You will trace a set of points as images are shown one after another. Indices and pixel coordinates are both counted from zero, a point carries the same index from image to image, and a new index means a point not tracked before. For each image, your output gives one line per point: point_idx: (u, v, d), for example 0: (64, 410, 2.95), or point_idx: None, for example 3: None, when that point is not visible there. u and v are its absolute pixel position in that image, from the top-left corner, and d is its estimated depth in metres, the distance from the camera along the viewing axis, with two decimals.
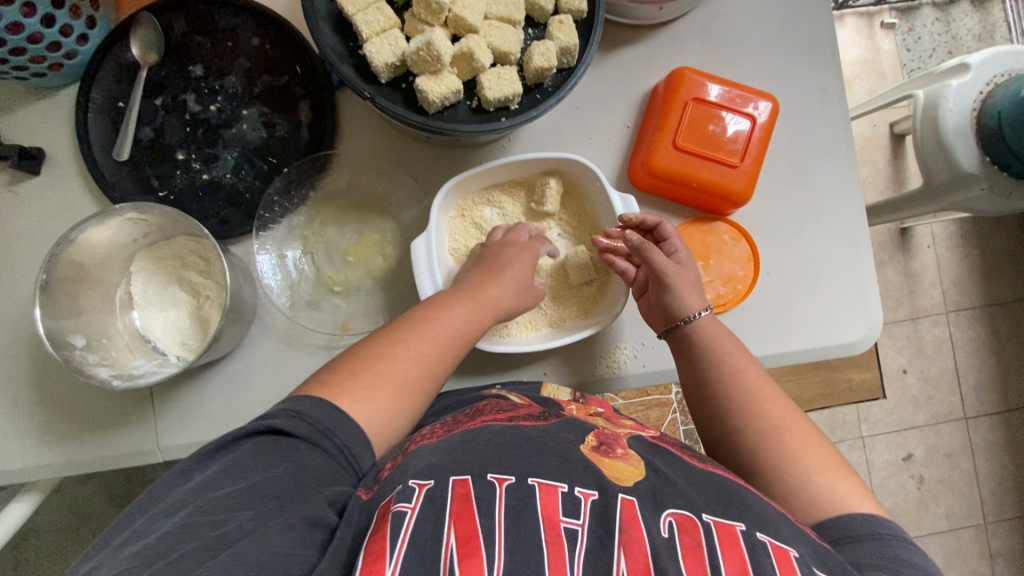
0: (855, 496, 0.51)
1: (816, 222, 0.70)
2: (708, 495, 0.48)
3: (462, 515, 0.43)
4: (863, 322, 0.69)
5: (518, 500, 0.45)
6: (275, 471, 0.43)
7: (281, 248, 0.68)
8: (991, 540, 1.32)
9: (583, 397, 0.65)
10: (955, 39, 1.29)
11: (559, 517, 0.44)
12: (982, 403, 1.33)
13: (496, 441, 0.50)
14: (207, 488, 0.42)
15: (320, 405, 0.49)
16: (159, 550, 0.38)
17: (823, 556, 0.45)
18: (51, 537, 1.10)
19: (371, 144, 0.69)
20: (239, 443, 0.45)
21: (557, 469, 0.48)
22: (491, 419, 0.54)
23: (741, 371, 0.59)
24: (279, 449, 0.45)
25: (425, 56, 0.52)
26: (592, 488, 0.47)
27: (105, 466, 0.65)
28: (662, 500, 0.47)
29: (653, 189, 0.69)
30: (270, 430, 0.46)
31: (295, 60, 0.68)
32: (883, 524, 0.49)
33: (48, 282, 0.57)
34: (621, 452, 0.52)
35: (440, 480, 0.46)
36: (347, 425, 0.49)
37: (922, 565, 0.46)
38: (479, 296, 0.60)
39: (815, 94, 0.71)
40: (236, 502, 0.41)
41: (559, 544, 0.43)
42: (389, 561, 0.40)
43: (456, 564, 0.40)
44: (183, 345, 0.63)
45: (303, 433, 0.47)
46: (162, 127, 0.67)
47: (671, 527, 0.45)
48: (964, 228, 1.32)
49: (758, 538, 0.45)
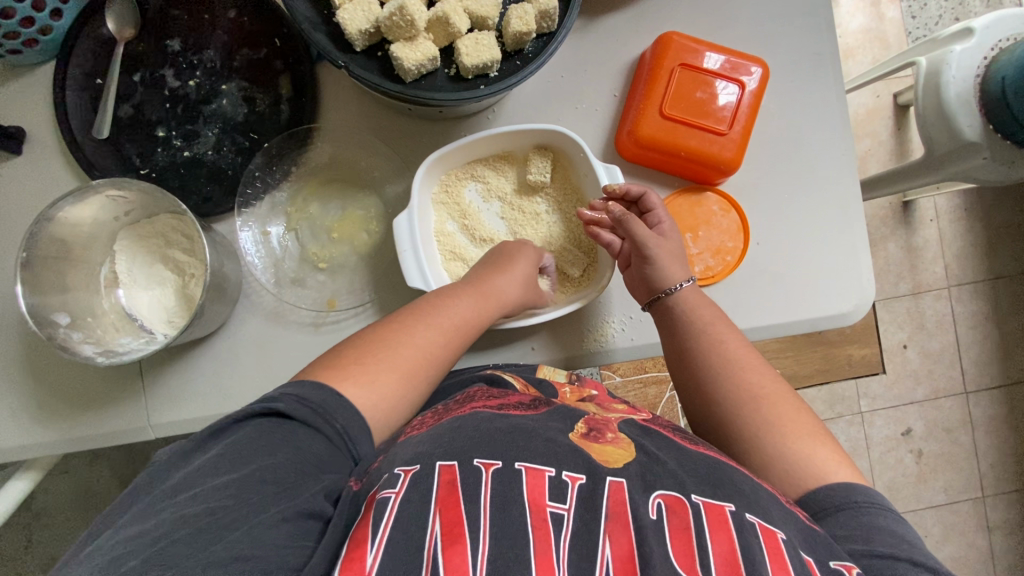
0: (833, 463, 0.51)
1: (805, 190, 0.69)
2: (699, 477, 0.47)
3: (448, 501, 0.43)
4: (855, 292, 0.68)
5: (500, 475, 0.45)
6: (276, 457, 0.42)
7: (264, 225, 0.68)
8: (990, 513, 1.33)
9: (578, 378, 0.64)
10: (962, 5, 1.24)
11: (545, 501, 0.44)
12: (983, 378, 1.32)
13: (485, 427, 0.49)
14: (209, 474, 0.41)
15: (319, 390, 0.49)
16: (162, 530, 0.37)
17: (807, 534, 0.45)
18: (60, 517, 1.13)
19: (354, 118, 0.68)
20: (241, 423, 0.44)
21: (544, 453, 0.47)
22: (480, 406, 0.53)
23: (722, 342, 0.58)
24: (281, 431, 0.44)
25: (399, 21, 0.50)
26: (580, 473, 0.46)
27: (99, 443, 0.66)
28: (651, 482, 0.47)
29: (640, 160, 0.68)
30: (274, 412, 0.45)
31: (273, 32, 0.66)
32: (859, 492, 0.49)
33: (29, 260, 0.57)
34: (611, 436, 0.52)
35: (425, 466, 0.45)
36: (347, 410, 0.49)
37: (899, 533, 0.46)
38: (487, 290, 0.60)
39: (809, 58, 0.68)
40: (230, 492, 0.39)
41: (544, 529, 0.43)
42: (370, 548, 0.40)
43: (440, 552, 0.41)
44: (169, 323, 0.63)
45: (304, 417, 0.46)
46: (142, 103, 0.66)
47: (660, 509, 0.45)
48: (968, 201, 1.30)
49: (747, 518, 0.44)
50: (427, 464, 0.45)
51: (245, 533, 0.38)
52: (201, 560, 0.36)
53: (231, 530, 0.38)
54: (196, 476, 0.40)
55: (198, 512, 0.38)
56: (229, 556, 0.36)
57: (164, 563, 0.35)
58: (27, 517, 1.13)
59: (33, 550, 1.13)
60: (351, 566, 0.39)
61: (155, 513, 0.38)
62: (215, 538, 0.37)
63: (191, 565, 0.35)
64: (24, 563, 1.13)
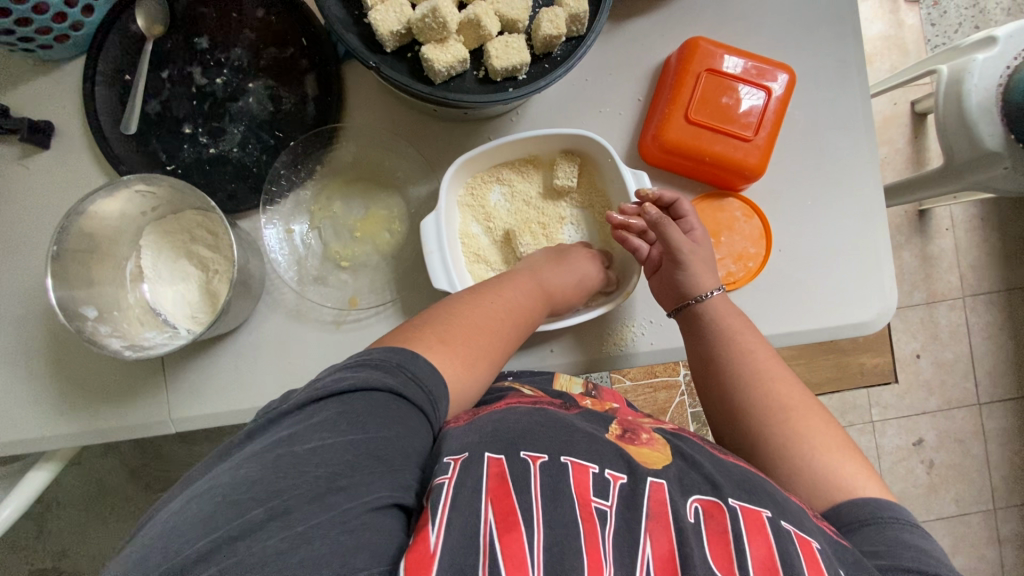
0: (861, 478, 0.51)
1: (827, 198, 0.68)
2: (734, 481, 0.48)
3: (498, 492, 0.43)
4: (877, 301, 0.68)
5: (548, 468, 0.45)
6: (389, 432, 0.41)
7: (288, 222, 0.68)
8: (1000, 526, 1.32)
9: (596, 389, 0.64)
10: (982, 13, 1.23)
11: (590, 496, 0.44)
12: (997, 389, 1.31)
13: (525, 420, 0.49)
14: (326, 433, 0.39)
15: (399, 356, 0.47)
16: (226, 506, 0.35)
17: (838, 546, 0.45)
18: (72, 507, 1.14)
19: (378, 118, 0.68)
20: (356, 389, 0.42)
21: (587, 449, 0.47)
22: (516, 402, 0.54)
23: (750, 353, 0.58)
24: (394, 409, 0.43)
25: (431, 23, 0.51)
26: (621, 472, 0.47)
27: (118, 436, 0.67)
28: (688, 485, 0.47)
29: (663, 164, 0.68)
30: (389, 389, 0.44)
31: (300, 31, 0.67)
32: (885, 508, 0.48)
33: (60, 253, 0.58)
34: (646, 437, 0.52)
35: (475, 455, 0.45)
36: (432, 374, 0.48)
37: (925, 548, 0.46)
38: (546, 283, 0.62)
39: (834, 65, 0.68)
40: (338, 462, 0.38)
41: (592, 522, 0.43)
42: (433, 528, 0.39)
43: (497, 539, 0.40)
44: (193, 318, 0.64)
45: (417, 400, 0.45)
46: (169, 100, 0.66)
47: (697, 513, 0.45)
48: (984, 210, 1.29)
49: (783, 526, 0.44)
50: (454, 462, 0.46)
51: (354, 505, 0.37)
52: (297, 529, 0.35)
53: (345, 495, 0.37)
54: (321, 430, 0.40)
55: (315, 472, 0.37)
56: (336, 525, 0.35)
57: (284, 513, 0.35)
58: (38, 508, 1.14)
59: (45, 540, 1.14)
60: (417, 547, 0.37)
61: (267, 461, 0.38)
62: (325, 503, 0.36)
63: (309, 525, 0.35)
64: (36, 552, 1.14)
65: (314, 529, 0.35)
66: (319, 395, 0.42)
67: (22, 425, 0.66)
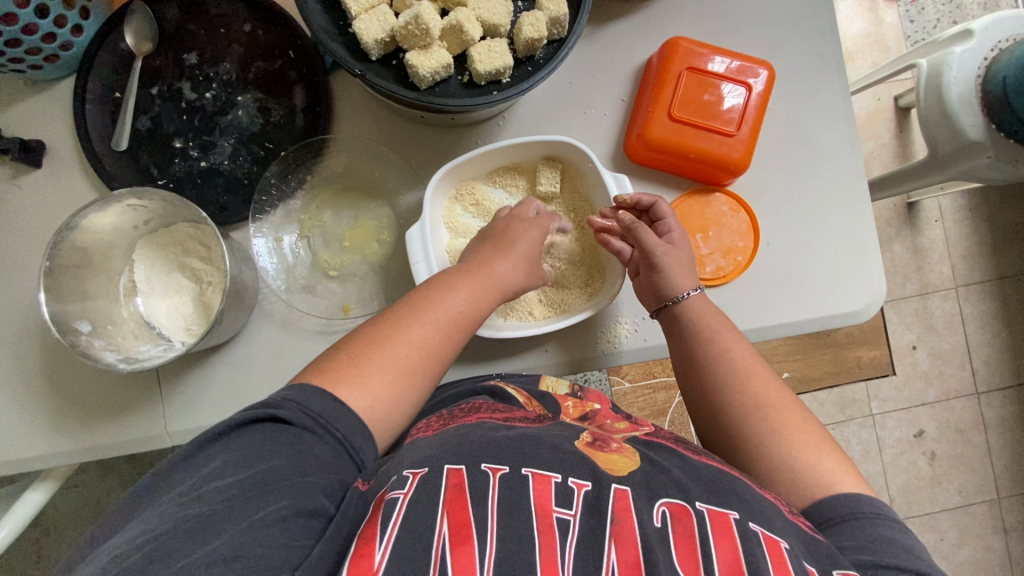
0: (839, 472, 0.51)
1: (811, 190, 0.69)
2: (703, 485, 0.48)
3: (456, 503, 0.43)
4: (866, 290, 0.69)
5: (508, 480, 0.45)
6: (273, 460, 0.43)
7: (277, 232, 0.69)
8: (1006, 515, 1.31)
9: (581, 390, 0.65)
10: (960, 8, 1.26)
11: (552, 507, 0.44)
12: (994, 378, 1.32)
13: (491, 437, 0.49)
14: (212, 477, 0.41)
15: (321, 397, 0.48)
16: (160, 529, 0.38)
17: (810, 543, 0.44)
18: (71, 531, 1.13)
19: (367, 128, 0.69)
20: (241, 430, 0.44)
21: (551, 460, 0.48)
22: (486, 416, 0.54)
23: (729, 350, 0.59)
24: (285, 437, 0.45)
25: (414, 30, 0.52)
26: (586, 479, 0.46)
27: (118, 452, 0.67)
28: (656, 490, 0.47)
29: (649, 162, 0.69)
30: (277, 421, 0.46)
31: (288, 44, 0.68)
32: (866, 502, 0.48)
33: (53, 268, 0.58)
34: (615, 446, 0.53)
35: (435, 468, 0.46)
36: (347, 417, 0.49)
37: (905, 544, 0.46)
38: (487, 278, 0.60)
39: (813, 60, 0.70)
40: (227, 494, 0.40)
41: (550, 534, 0.43)
42: (379, 545, 0.40)
43: (448, 552, 0.40)
44: (187, 330, 0.64)
45: (303, 423, 0.46)
46: (159, 116, 0.67)
47: (664, 516, 0.45)
48: (972, 200, 1.30)
49: (751, 527, 0.44)
50: (436, 466, 0.46)
51: (244, 527, 0.38)
52: (196, 555, 0.36)
53: (230, 522, 0.38)
54: (208, 472, 0.42)
55: (198, 510, 0.39)
56: (224, 551, 0.36)
57: (162, 557, 0.36)
58: (36, 532, 1.13)
59: (44, 564, 1.13)
60: (361, 562, 0.39)
61: (161, 512, 0.39)
62: (211, 534, 0.37)
63: (189, 559, 0.36)
64: None
65: (200, 559, 0.36)
66: (220, 434, 0.44)
67: (18, 445, 0.66)
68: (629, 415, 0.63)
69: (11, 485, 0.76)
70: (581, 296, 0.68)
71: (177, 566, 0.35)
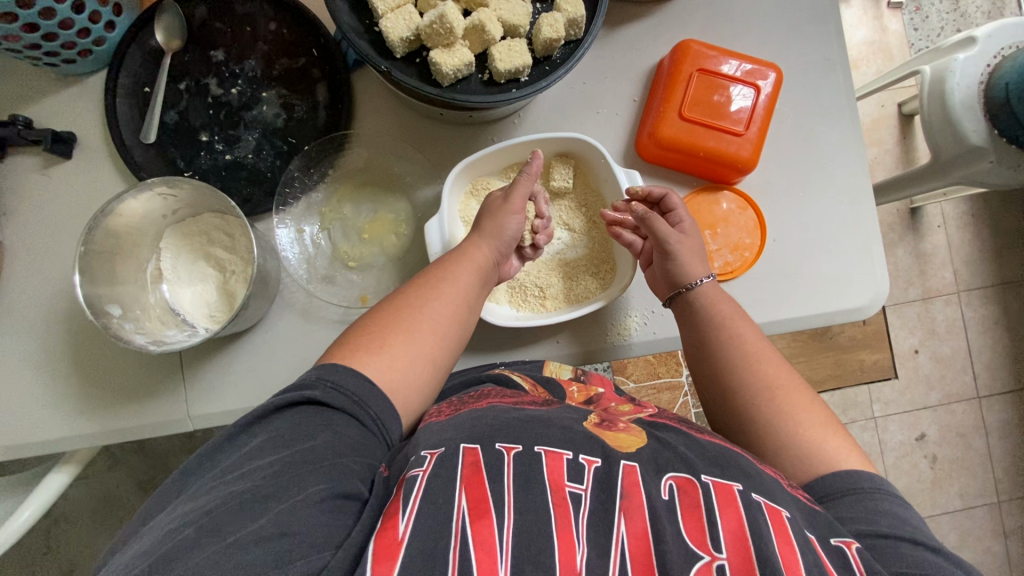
0: (843, 451, 0.53)
1: (817, 189, 0.71)
2: (708, 459, 0.49)
3: (472, 480, 0.45)
4: (869, 286, 0.71)
5: (521, 458, 0.47)
6: (315, 441, 0.45)
7: (299, 223, 0.71)
8: (1006, 518, 1.32)
9: (584, 375, 0.66)
10: (963, 18, 1.28)
11: (564, 482, 0.46)
12: (996, 382, 1.33)
13: (503, 418, 0.51)
14: (255, 455, 0.43)
15: (354, 376, 0.51)
16: (211, 504, 0.40)
17: (809, 513, 0.46)
18: (82, 521, 1.14)
19: (387, 124, 0.72)
20: (281, 412, 0.47)
21: (562, 438, 0.49)
22: (496, 401, 0.55)
23: (739, 334, 0.60)
24: (320, 418, 0.47)
25: (438, 28, 0.54)
26: (596, 456, 0.48)
27: (142, 435, 0.69)
28: (663, 465, 0.49)
29: (660, 160, 0.71)
30: (314, 401, 0.48)
31: (312, 43, 0.70)
32: (866, 478, 0.50)
33: (87, 252, 0.60)
34: (623, 425, 0.55)
35: (451, 447, 0.47)
36: (378, 396, 0.51)
37: (903, 517, 0.48)
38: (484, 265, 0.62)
39: (819, 64, 0.72)
40: (271, 472, 0.42)
41: (564, 506, 0.44)
42: (402, 518, 0.42)
43: (468, 526, 0.42)
44: (211, 317, 0.66)
45: (342, 405, 0.48)
46: (186, 110, 0.70)
47: (671, 490, 0.47)
48: (974, 206, 1.32)
49: (754, 497, 0.46)
50: (451, 445, 0.48)
51: (288, 506, 0.40)
52: (247, 530, 0.38)
53: (274, 501, 0.40)
54: (251, 452, 0.44)
55: (244, 488, 0.40)
56: (270, 529, 0.38)
57: (214, 530, 0.38)
58: (47, 523, 1.15)
59: (55, 554, 1.14)
60: (385, 534, 0.41)
61: (209, 490, 0.41)
62: (259, 510, 0.39)
63: (240, 535, 0.37)
64: (43, 569, 1.15)
65: (249, 536, 0.37)
66: (262, 417, 0.47)
67: (45, 427, 0.68)
68: (630, 398, 0.65)
69: (33, 468, 0.78)
70: (595, 289, 0.70)
71: (229, 541, 0.37)
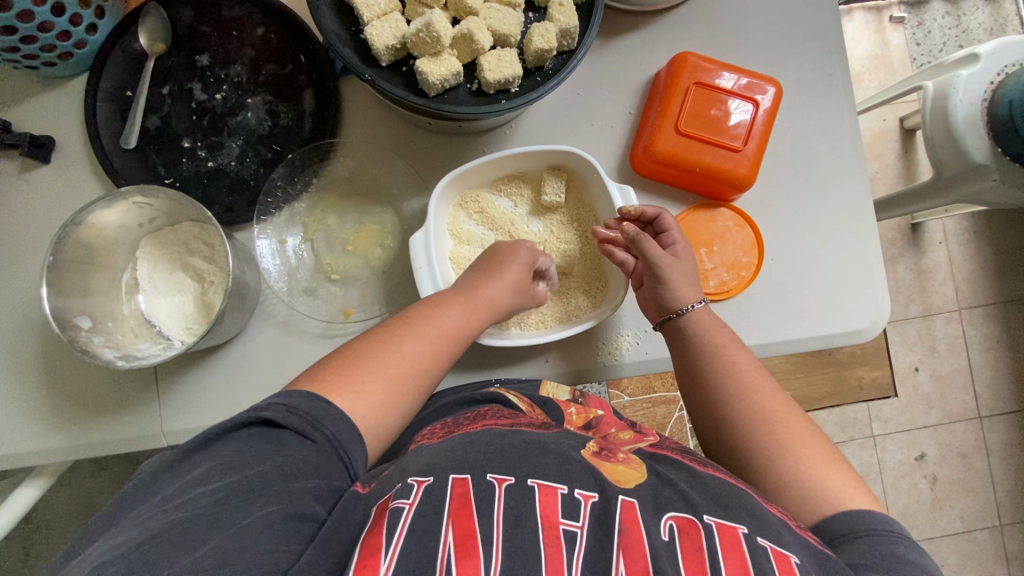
0: (848, 489, 0.50)
1: (817, 207, 0.69)
2: (710, 497, 0.47)
3: (461, 514, 0.42)
4: (871, 308, 0.68)
5: (513, 491, 0.44)
6: (265, 464, 0.42)
7: (281, 234, 0.69)
8: (1007, 542, 1.29)
9: (582, 396, 0.64)
10: (966, 33, 1.27)
11: (559, 519, 0.43)
12: (997, 402, 1.31)
13: (497, 443, 0.49)
14: (199, 483, 0.41)
15: (309, 398, 0.48)
16: (143, 536, 0.37)
17: (819, 558, 0.44)
18: (62, 529, 1.11)
19: (375, 133, 0.70)
20: (231, 434, 0.44)
21: (557, 470, 0.47)
22: (492, 423, 0.53)
23: (734, 363, 0.58)
24: (272, 441, 0.44)
25: (425, 37, 0.52)
26: (592, 490, 0.46)
27: (112, 450, 0.66)
28: (662, 503, 0.46)
29: (655, 175, 0.69)
30: (266, 422, 0.45)
31: (299, 48, 0.68)
32: (877, 520, 0.48)
33: (55, 262, 0.58)
34: (622, 456, 0.52)
35: (440, 477, 0.45)
36: (336, 416, 0.48)
37: (917, 563, 0.45)
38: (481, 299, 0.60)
39: (820, 80, 0.70)
40: (214, 500, 0.39)
41: (557, 547, 0.42)
42: (384, 557, 0.39)
43: (454, 563, 0.40)
44: (187, 329, 0.64)
45: (297, 426, 0.46)
46: (169, 115, 0.68)
47: (671, 530, 0.44)
48: (976, 223, 1.30)
49: (759, 542, 0.43)
50: (440, 476, 0.45)
51: (233, 534, 0.37)
52: (184, 561, 0.35)
53: (217, 529, 0.37)
54: (194, 479, 0.41)
55: (181, 516, 0.38)
56: (212, 558, 0.36)
57: (146, 565, 0.35)
58: (27, 530, 1.12)
59: (33, 562, 1.11)
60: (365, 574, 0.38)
61: (144, 520, 0.38)
62: (198, 541, 0.37)
63: (176, 567, 0.35)
64: None
65: (188, 566, 0.35)
66: (206, 442, 0.44)
67: (11, 440, 0.65)
68: (631, 422, 0.62)
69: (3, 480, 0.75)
70: (585, 308, 0.68)
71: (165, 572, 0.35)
